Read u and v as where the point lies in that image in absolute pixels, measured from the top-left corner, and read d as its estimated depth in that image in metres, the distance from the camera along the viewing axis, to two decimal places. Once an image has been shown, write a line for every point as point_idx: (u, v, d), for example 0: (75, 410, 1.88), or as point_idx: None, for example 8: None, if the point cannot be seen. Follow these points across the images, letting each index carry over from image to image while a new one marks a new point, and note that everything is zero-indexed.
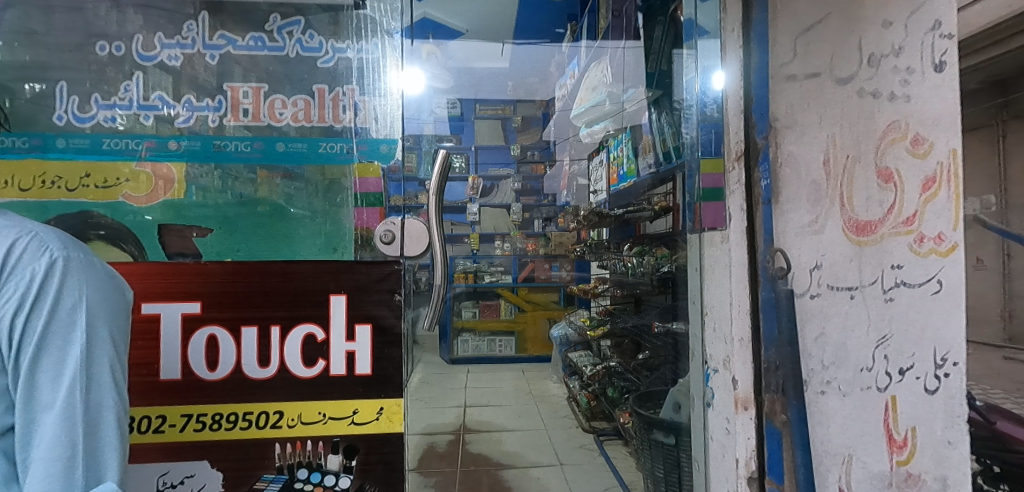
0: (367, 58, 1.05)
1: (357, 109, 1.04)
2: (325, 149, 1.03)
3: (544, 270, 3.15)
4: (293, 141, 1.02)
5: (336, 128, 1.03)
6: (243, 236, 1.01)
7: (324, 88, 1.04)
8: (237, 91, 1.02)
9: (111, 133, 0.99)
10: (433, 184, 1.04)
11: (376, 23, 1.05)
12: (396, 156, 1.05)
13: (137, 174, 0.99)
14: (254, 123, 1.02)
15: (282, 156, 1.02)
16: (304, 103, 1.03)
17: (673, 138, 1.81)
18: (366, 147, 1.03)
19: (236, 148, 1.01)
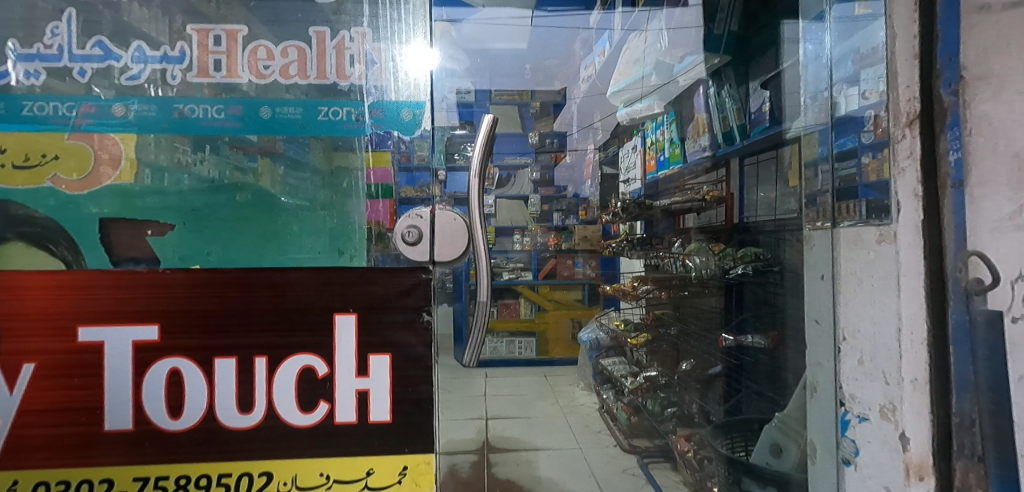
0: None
1: (369, 61, 0.77)
2: (326, 115, 0.75)
3: (568, 268, 1.69)
4: (281, 102, 0.75)
5: (340, 86, 0.76)
6: (216, 234, 0.74)
7: (323, 32, 0.76)
8: (205, 35, 0.75)
9: (33, 94, 0.72)
10: (476, 160, 0.79)
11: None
12: (421, 127, 0.78)
13: (68, 150, 0.72)
14: (232, 78, 0.74)
15: (267, 124, 0.74)
16: (298, 52, 0.75)
17: (738, 116, 1.65)
18: (382, 113, 0.77)
19: (205, 111, 0.74)
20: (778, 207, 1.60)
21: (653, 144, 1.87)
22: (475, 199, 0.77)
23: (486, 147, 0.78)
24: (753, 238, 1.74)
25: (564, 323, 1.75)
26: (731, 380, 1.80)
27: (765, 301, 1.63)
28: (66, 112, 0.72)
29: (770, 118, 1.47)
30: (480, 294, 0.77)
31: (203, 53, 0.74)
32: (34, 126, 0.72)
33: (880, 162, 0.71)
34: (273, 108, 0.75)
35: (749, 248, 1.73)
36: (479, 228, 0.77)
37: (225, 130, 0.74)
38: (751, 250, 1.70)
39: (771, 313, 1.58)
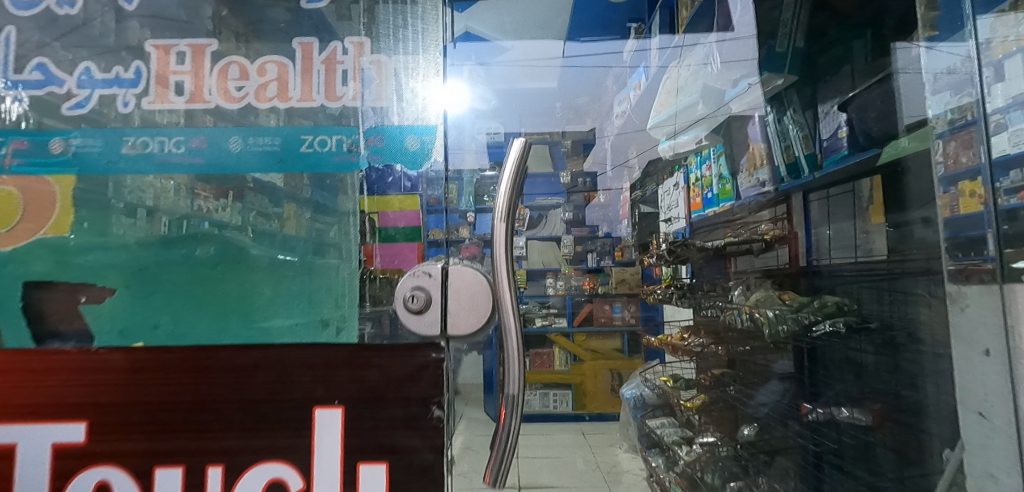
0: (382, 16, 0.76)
1: (365, 78, 0.74)
2: (309, 148, 0.72)
3: (604, 314, 1.16)
4: (255, 135, 0.72)
5: (330, 109, 0.73)
6: (163, 298, 0.71)
7: (310, 43, 0.74)
8: (166, 51, 0.74)
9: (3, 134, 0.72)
10: (502, 190, 0.69)
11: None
12: (428, 160, 0.73)
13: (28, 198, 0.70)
14: (226, 103, 0.72)
15: (235, 157, 0.71)
16: (279, 69, 0.73)
17: (804, 144, 1.43)
18: (381, 141, 0.73)
19: (168, 150, 0.71)
20: (858, 249, 1.39)
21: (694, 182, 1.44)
22: (501, 235, 0.68)
23: (516, 175, 0.69)
24: (825, 284, 1.51)
25: (603, 374, 1.17)
26: (807, 455, 1.47)
27: (857, 361, 1.40)
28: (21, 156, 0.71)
29: (849, 145, 1.26)
30: (510, 366, 0.67)
31: (198, 80, 0.73)
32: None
33: (959, 193, 1.05)
34: (243, 139, 0.72)
35: (823, 296, 1.45)
36: (504, 273, 0.68)
37: (187, 168, 0.71)
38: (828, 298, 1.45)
39: (878, 371, 1.35)
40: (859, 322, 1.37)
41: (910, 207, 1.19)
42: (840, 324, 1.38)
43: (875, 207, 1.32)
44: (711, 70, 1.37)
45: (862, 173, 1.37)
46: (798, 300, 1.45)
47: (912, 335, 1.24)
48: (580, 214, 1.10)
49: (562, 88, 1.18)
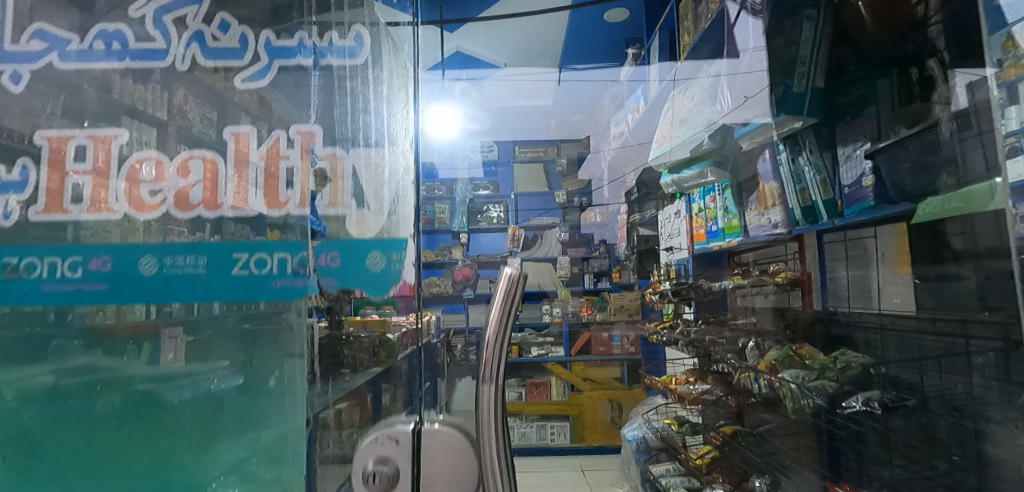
0: (362, 126, 0.85)
1: (333, 175, 0.82)
2: (239, 272, 0.83)
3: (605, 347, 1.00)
4: (262, 259, 0.83)
5: (283, 217, 0.82)
6: (85, 457, 0.86)
7: (244, 132, 0.83)
8: (105, 150, 0.82)
9: (30, 249, 0.83)
10: (492, 318, 0.74)
11: (365, 45, 0.85)
12: (392, 288, 0.78)
13: (71, 307, 0.83)
14: (181, 213, 0.81)
15: (238, 282, 0.83)
16: (276, 143, 0.83)
17: (823, 189, 1.30)
18: (340, 255, 0.79)
19: (184, 266, 0.82)
20: (882, 301, 1.26)
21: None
22: (487, 362, 0.74)
23: (505, 306, 0.73)
24: (845, 334, 1.36)
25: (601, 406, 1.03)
26: None
27: (886, 431, 1.26)
28: (61, 270, 0.83)
29: (874, 197, 1.18)
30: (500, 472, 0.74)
31: (173, 190, 0.82)
32: (28, 284, 0.83)
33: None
34: (251, 263, 0.83)
35: (844, 350, 1.36)
36: (489, 404, 0.75)
37: (210, 292, 0.83)
38: (851, 357, 1.35)
39: (907, 441, 1.22)
40: (894, 400, 1.24)
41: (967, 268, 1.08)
42: (873, 402, 1.27)
43: (900, 258, 1.19)
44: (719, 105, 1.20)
45: (884, 220, 1.22)
46: (819, 361, 1.39)
47: (951, 408, 1.14)
48: (577, 234, 0.92)
49: (560, 106, 1.05)
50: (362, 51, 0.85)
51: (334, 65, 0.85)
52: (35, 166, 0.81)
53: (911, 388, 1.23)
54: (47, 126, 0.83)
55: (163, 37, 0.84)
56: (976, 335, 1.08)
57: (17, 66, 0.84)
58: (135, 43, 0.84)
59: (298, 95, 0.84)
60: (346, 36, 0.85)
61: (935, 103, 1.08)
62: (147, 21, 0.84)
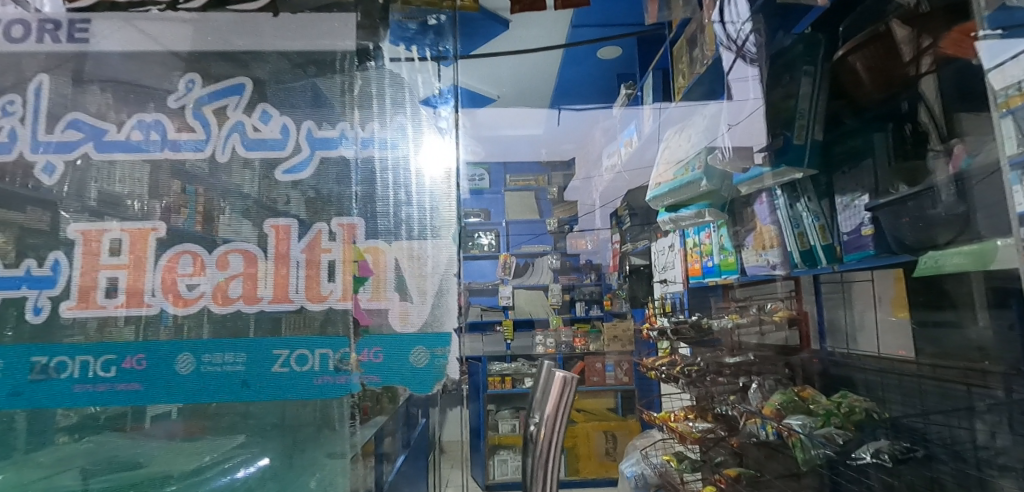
0: (405, 218, 0.85)
1: (389, 269, 0.82)
2: (278, 370, 0.79)
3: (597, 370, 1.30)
4: (302, 355, 0.79)
5: (314, 309, 0.79)
6: None
7: (285, 224, 0.81)
8: (92, 237, 0.79)
9: (62, 347, 0.76)
10: (541, 426, 0.72)
11: (406, 138, 0.89)
12: (435, 383, 0.80)
13: (99, 409, 0.76)
14: (221, 309, 0.78)
15: (276, 379, 0.78)
16: (314, 235, 0.81)
17: (821, 234, 1.36)
18: (382, 350, 0.79)
19: (222, 364, 0.78)
20: (881, 343, 1.34)
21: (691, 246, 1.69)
22: (539, 463, 0.73)
23: (556, 410, 0.71)
24: (845, 373, 1.42)
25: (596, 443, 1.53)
26: None
27: (891, 477, 1.18)
28: (94, 369, 0.76)
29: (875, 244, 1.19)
30: None
31: (212, 285, 0.79)
32: (54, 387, 0.75)
33: None
34: (292, 360, 0.79)
35: (846, 391, 1.41)
36: None
37: (252, 389, 0.78)
38: (854, 403, 1.34)
39: None
40: (904, 452, 1.19)
41: (963, 318, 1.12)
42: (884, 453, 1.21)
43: (897, 302, 1.28)
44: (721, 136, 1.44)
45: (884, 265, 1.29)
46: (823, 406, 1.37)
47: (954, 456, 1.13)
48: (566, 261, 1.39)
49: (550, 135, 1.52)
50: (404, 144, 0.88)
51: (375, 157, 0.87)
52: (67, 260, 0.78)
53: (914, 435, 1.21)
54: (79, 220, 0.79)
55: (205, 129, 0.84)
56: (981, 384, 1.09)
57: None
58: (176, 133, 0.83)
59: (341, 181, 0.84)
60: (387, 125, 0.88)
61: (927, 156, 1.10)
62: (187, 113, 0.84)
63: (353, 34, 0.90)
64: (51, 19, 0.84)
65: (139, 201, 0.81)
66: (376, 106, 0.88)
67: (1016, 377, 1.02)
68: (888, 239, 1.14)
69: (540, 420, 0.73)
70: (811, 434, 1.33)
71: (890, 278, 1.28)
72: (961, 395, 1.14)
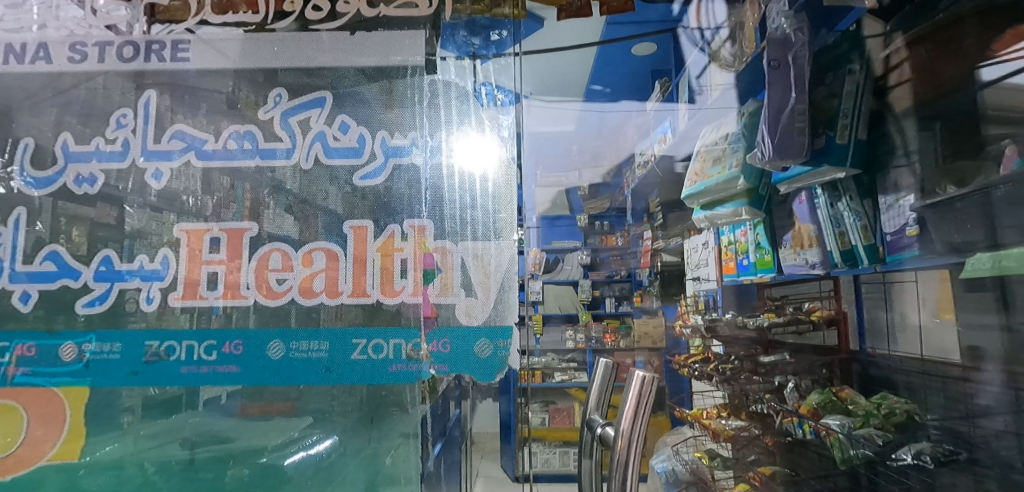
0: (469, 220, 0.95)
1: (450, 267, 0.93)
2: (357, 357, 0.92)
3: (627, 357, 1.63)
4: (378, 345, 0.92)
5: (388, 302, 0.92)
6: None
7: (362, 226, 0.95)
8: (205, 240, 0.95)
9: (171, 333, 0.92)
10: (621, 431, 0.69)
11: (470, 144, 0.97)
12: (498, 373, 0.90)
13: (205, 386, 0.92)
14: (306, 301, 0.93)
15: (358, 365, 0.92)
16: (392, 235, 0.95)
17: (863, 234, 1.33)
18: (449, 342, 0.90)
19: (310, 350, 0.92)
20: (925, 346, 1.32)
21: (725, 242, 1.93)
22: (617, 473, 0.68)
23: (637, 409, 0.69)
24: (884, 375, 1.41)
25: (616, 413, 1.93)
26: None
27: (931, 480, 1.15)
28: (198, 352, 0.91)
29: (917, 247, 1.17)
30: None
31: (299, 277, 0.93)
32: (166, 367, 0.91)
33: None
34: (368, 348, 0.92)
35: (886, 394, 1.40)
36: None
37: (334, 372, 0.91)
38: (895, 404, 1.31)
39: None
40: (946, 455, 1.16)
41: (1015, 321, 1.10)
42: (925, 454, 1.17)
43: (942, 303, 1.26)
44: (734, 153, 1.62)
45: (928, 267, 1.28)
46: (862, 406, 1.35)
47: (998, 460, 1.12)
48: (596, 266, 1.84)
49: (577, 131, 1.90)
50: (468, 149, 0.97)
51: (441, 163, 0.97)
52: (173, 255, 0.95)
53: (957, 437, 1.19)
54: (183, 221, 0.96)
55: (290, 138, 0.98)
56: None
57: (94, 166, 0.98)
58: (264, 142, 0.98)
59: (412, 188, 0.96)
60: (454, 135, 0.98)
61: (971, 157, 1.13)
62: (275, 123, 0.98)
63: (420, 50, 1.00)
64: (156, 41, 1.00)
65: (193, 197, 0.97)
66: (442, 114, 0.98)
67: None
68: (932, 239, 1.12)
69: (619, 426, 0.69)
70: (849, 434, 1.29)
71: (931, 279, 1.28)
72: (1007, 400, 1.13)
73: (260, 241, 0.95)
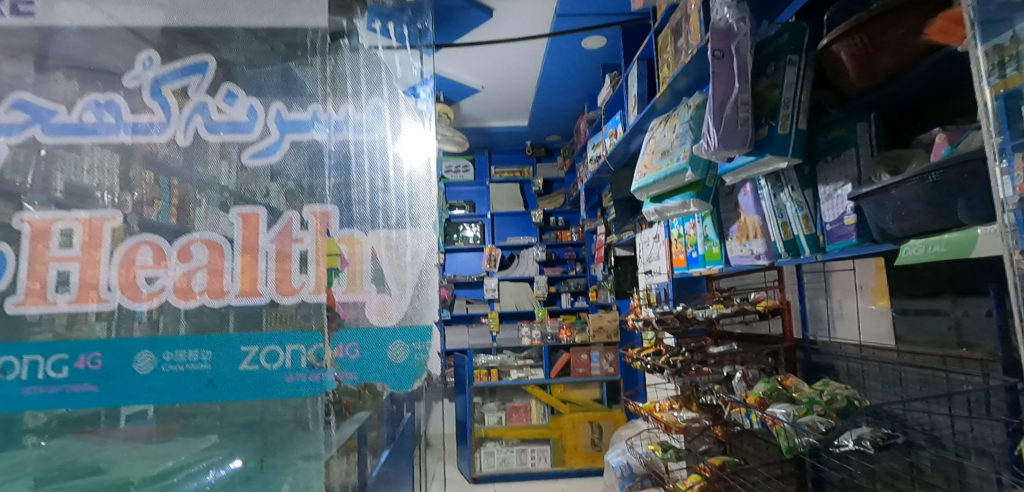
0: (380, 206, 0.75)
1: (365, 262, 0.71)
2: (245, 365, 0.68)
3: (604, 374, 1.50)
4: (273, 352, 0.68)
5: (284, 302, 0.68)
6: None
7: (254, 213, 0.70)
8: (46, 230, 0.65)
9: (8, 345, 0.64)
10: None
11: (383, 121, 0.79)
12: (416, 380, 0.71)
13: (54, 412, 0.66)
14: (181, 303, 0.67)
15: (246, 379, 0.68)
16: (287, 224, 0.69)
17: (804, 224, 1.33)
18: (358, 351, 0.70)
19: (185, 362, 0.68)
20: (862, 332, 1.37)
21: (677, 237, 2.12)
22: None
23: None
24: (827, 360, 1.48)
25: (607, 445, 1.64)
26: None
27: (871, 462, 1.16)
28: (42, 370, 0.65)
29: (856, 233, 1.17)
30: None
31: (172, 277, 0.67)
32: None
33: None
34: (260, 357, 0.68)
35: (827, 381, 1.37)
36: None
37: (215, 392, 0.68)
38: (836, 391, 1.29)
39: (891, 473, 1.23)
40: (885, 438, 1.09)
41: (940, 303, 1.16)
42: (866, 439, 1.07)
43: (878, 291, 1.31)
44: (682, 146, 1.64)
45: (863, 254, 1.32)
46: (805, 394, 1.31)
47: (933, 441, 1.14)
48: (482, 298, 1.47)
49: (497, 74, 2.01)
50: (379, 128, 0.78)
51: (350, 141, 0.76)
52: (13, 252, 0.64)
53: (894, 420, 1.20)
54: (31, 209, 0.65)
55: (162, 109, 0.71)
56: (959, 370, 1.09)
57: None
58: (131, 114, 0.70)
59: (310, 170, 0.73)
60: (362, 109, 0.78)
61: (916, 147, 1.08)
62: (144, 93, 0.71)
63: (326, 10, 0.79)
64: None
65: (108, 193, 0.69)
66: (349, 85, 0.79)
67: (993, 363, 1.03)
68: (869, 227, 1.12)
69: None
70: (794, 421, 1.18)
71: (863, 266, 1.36)
72: (940, 381, 1.14)
73: (133, 227, 0.68)
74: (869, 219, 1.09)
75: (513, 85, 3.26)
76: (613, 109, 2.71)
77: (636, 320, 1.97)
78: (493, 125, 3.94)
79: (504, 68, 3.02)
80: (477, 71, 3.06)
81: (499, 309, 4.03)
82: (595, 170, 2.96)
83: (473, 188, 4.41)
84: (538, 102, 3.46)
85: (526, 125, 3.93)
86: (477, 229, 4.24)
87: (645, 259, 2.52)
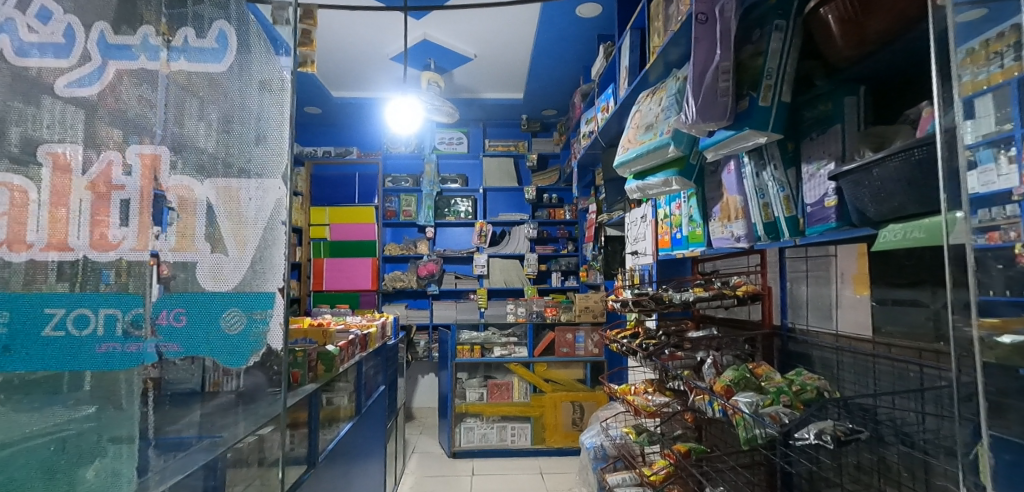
0: (218, 151, 0.59)
1: (208, 215, 0.57)
2: (48, 333, 0.54)
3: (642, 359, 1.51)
4: (84, 316, 0.54)
5: (96, 258, 0.54)
6: None
7: (63, 152, 0.54)
8: None
9: None
10: None
11: (228, 51, 0.60)
12: (252, 357, 0.59)
13: None
14: None
15: (51, 347, 0.54)
16: (102, 166, 0.55)
17: (785, 206, 1.25)
18: (188, 319, 0.57)
19: None
20: (840, 321, 1.31)
21: (663, 218, 2.05)
22: None
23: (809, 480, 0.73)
24: (804, 350, 1.42)
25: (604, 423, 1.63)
26: None
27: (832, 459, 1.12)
28: None
29: (836, 216, 1.09)
30: None
31: None
32: None
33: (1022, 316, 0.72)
34: (67, 320, 0.54)
35: (801, 370, 1.31)
36: None
37: (13, 359, 0.54)
38: (807, 382, 1.23)
39: (858, 467, 1.19)
40: (847, 434, 1.03)
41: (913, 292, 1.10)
42: (827, 433, 1.01)
43: (859, 279, 1.24)
44: (668, 118, 1.54)
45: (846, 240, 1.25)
46: (774, 384, 1.25)
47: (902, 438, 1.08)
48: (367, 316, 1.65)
49: None
50: (224, 59, 0.60)
51: (179, 71, 0.59)
52: None
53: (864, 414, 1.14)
54: None
55: None
56: (933, 365, 1.03)
57: None
58: None
59: (145, 108, 0.57)
60: (205, 35, 0.60)
61: (903, 125, 1.01)
62: None
63: None
64: None
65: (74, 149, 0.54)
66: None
67: None
68: (848, 210, 1.04)
69: None
70: (755, 412, 1.12)
71: (845, 251, 1.30)
72: (913, 376, 1.08)
73: None
74: (848, 201, 1.01)
75: (506, 53, 3.14)
76: (607, 82, 2.59)
77: (615, 301, 1.91)
78: (487, 96, 3.82)
79: (497, 36, 2.91)
80: (468, 39, 2.95)
81: (488, 285, 3.99)
82: (586, 146, 2.86)
83: (467, 161, 4.33)
84: (532, 74, 3.34)
85: (521, 98, 3.83)
86: (468, 204, 4.16)
87: (632, 240, 2.45)
